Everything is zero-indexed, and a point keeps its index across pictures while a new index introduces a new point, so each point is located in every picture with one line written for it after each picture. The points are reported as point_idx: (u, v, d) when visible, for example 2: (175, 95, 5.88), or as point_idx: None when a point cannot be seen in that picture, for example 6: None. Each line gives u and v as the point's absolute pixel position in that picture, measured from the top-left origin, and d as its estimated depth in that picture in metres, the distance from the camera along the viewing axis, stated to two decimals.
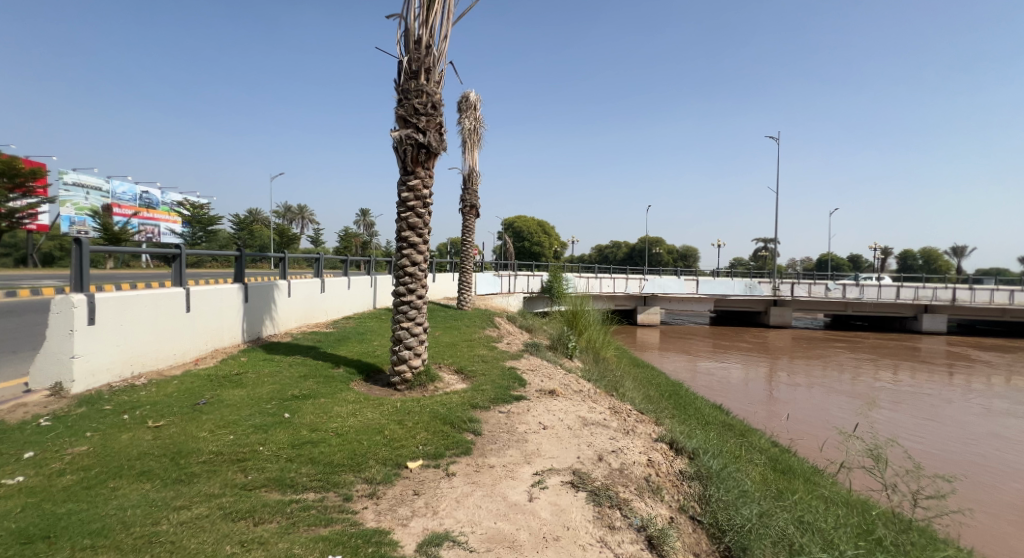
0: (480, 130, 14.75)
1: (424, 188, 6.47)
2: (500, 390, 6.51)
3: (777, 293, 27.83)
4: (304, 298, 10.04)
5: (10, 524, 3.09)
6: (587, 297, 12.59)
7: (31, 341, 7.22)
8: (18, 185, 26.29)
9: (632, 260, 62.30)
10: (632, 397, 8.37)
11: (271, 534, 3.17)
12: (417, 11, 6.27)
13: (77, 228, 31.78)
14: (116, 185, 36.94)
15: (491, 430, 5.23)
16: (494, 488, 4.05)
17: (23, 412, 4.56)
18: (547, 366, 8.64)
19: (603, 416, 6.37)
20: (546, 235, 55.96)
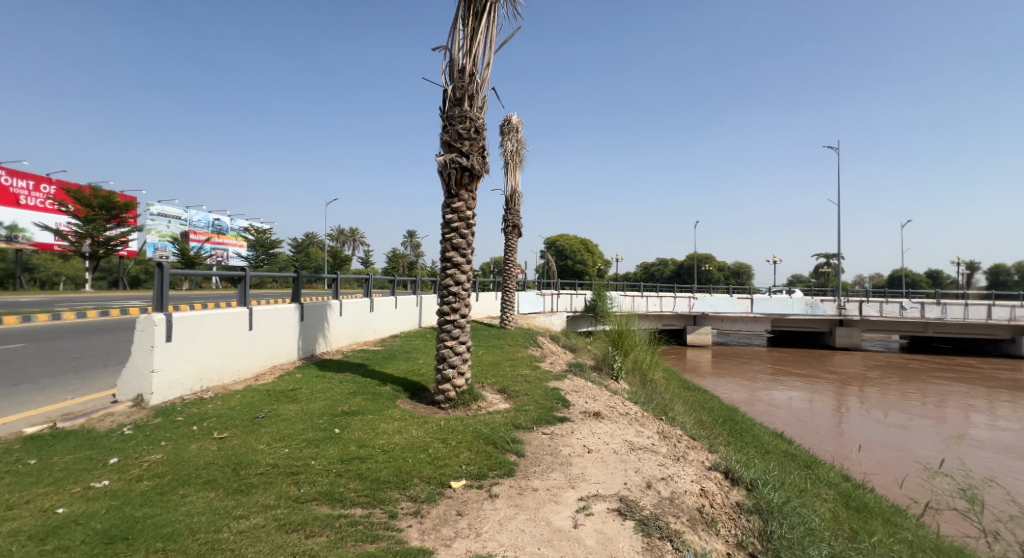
0: (523, 151, 15.05)
1: (467, 209, 6.73)
2: (543, 411, 6.58)
3: (843, 312, 26.46)
4: (355, 317, 10.47)
5: (95, 524, 3.41)
6: (633, 316, 12.54)
7: (114, 356, 7.87)
8: (114, 216, 28.70)
9: (680, 278, 61.22)
10: (682, 422, 8.24)
11: (321, 547, 3.37)
12: (462, 42, 6.62)
13: (158, 251, 34.35)
14: (194, 214, 39.10)
15: (534, 451, 5.31)
16: (538, 512, 4.12)
17: (110, 421, 4.99)
18: (592, 387, 8.61)
19: (652, 441, 6.33)
20: (591, 254, 55.77)
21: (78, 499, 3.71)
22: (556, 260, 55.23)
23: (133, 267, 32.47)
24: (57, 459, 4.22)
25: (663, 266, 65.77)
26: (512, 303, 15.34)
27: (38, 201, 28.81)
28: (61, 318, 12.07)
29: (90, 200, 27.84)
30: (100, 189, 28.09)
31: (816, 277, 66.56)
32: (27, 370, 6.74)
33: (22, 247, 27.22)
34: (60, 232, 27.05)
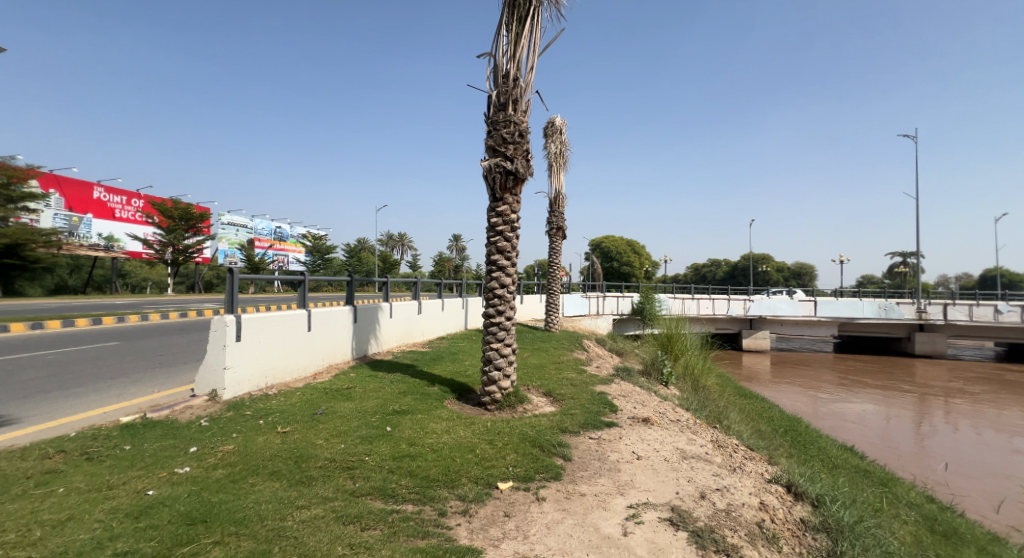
0: (566, 153, 15.13)
1: (512, 213, 6.91)
2: (590, 415, 6.66)
3: (925, 316, 25.05)
4: (404, 319, 10.85)
5: (178, 506, 3.77)
6: (683, 320, 12.39)
7: (191, 354, 8.52)
8: (191, 226, 30.53)
9: (734, 279, 59.44)
10: (739, 431, 8.11)
11: (376, 540, 3.57)
12: (506, 47, 6.82)
13: (228, 258, 36.47)
14: (259, 223, 41.06)
15: (581, 455, 5.42)
16: (586, 518, 4.21)
17: (189, 413, 5.45)
18: (640, 392, 8.61)
19: (705, 450, 6.29)
20: (637, 255, 54.98)
21: (164, 483, 4.10)
22: (601, 262, 54.86)
23: (207, 272, 34.71)
24: (147, 446, 4.67)
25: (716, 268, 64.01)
26: (557, 306, 15.41)
27: (131, 214, 31.62)
28: (144, 319, 13.10)
29: (171, 211, 29.67)
30: (179, 201, 30.03)
31: (888, 277, 62.78)
32: (114, 366, 7.38)
33: (116, 255, 29.26)
34: (146, 241, 29.10)
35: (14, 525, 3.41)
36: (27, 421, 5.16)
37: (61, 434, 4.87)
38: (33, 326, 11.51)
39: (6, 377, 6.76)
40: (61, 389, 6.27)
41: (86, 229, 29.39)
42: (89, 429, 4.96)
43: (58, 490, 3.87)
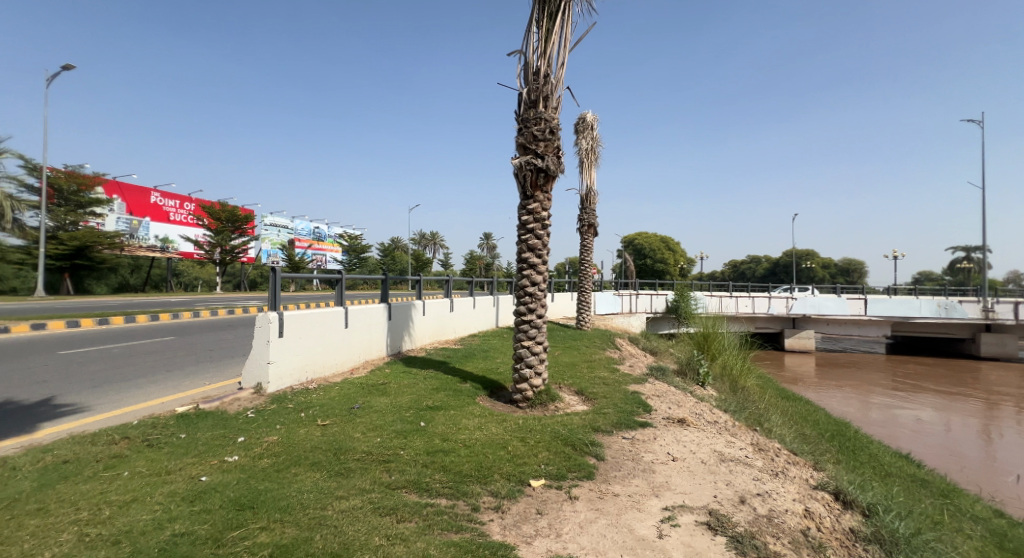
0: (598, 149, 15.10)
1: (543, 210, 6.98)
2: (623, 415, 6.68)
3: (991, 315, 23.92)
4: (436, 316, 11.05)
5: (229, 492, 4.00)
6: (721, 319, 12.12)
7: (238, 348, 8.94)
8: (237, 228, 31.78)
9: (776, 276, 57.84)
10: (780, 434, 7.83)
11: (411, 532, 3.70)
12: (536, 44, 6.91)
13: (271, 258, 37.72)
14: (299, 225, 42.31)
15: (613, 455, 5.46)
16: (620, 519, 4.23)
17: (237, 405, 5.76)
18: (676, 393, 8.49)
19: (744, 454, 6.17)
20: (671, 252, 54.21)
21: (216, 469, 4.36)
22: (634, 259, 54.33)
23: (251, 271, 36.07)
24: (200, 434, 4.97)
25: (755, 266, 62.38)
26: (589, 305, 15.41)
27: (184, 217, 32.36)
28: (195, 316, 13.80)
29: (219, 214, 30.94)
30: (226, 204, 31.27)
31: (950, 274, 59.78)
32: (171, 360, 7.89)
33: (171, 256, 30.74)
34: (197, 242, 30.50)
35: (86, 504, 3.71)
36: (95, 409, 5.63)
37: (126, 420, 5.28)
38: (99, 323, 12.41)
39: (76, 369, 7.34)
40: (124, 380, 6.77)
41: (145, 233, 30.10)
42: (150, 417, 5.35)
43: (124, 473, 4.17)
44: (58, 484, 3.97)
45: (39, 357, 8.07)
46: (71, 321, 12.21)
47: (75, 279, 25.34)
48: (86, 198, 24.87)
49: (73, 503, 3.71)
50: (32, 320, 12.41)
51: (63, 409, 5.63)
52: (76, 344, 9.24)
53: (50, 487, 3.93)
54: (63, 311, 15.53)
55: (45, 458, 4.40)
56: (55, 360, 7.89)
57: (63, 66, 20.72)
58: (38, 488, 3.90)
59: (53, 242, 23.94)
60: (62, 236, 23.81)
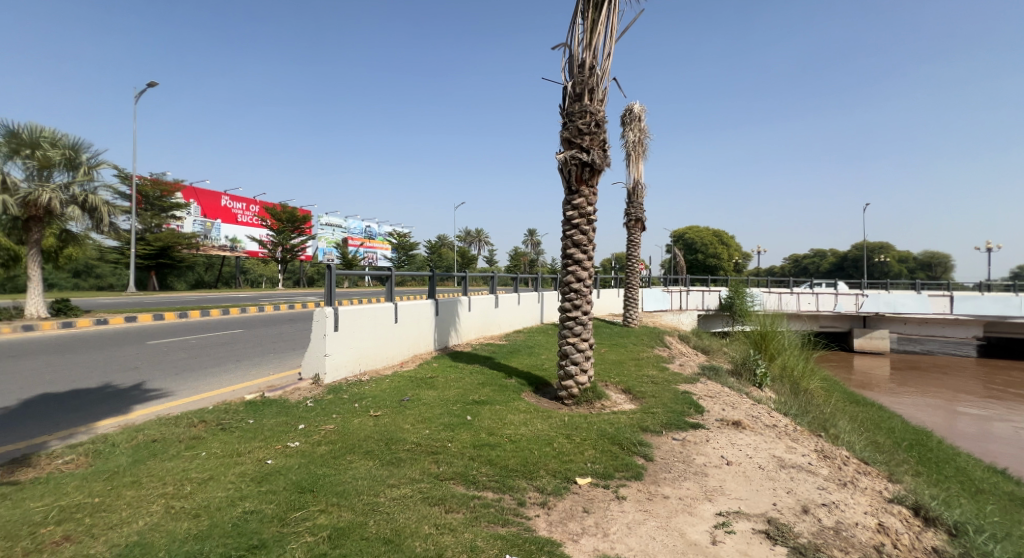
0: (645, 141, 14.86)
1: (588, 205, 7.00)
2: (673, 415, 6.62)
3: None
4: (481, 312, 11.26)
5: (291, 476, 4.28)
6: (780, 318, 11.60)
7: (299, 341, 9.45)
8: (297, 228, 33.22)
9: (844, 272, 54.91)
10: (850, 441, 6.90)
11: (459, 522, 3.85)
12: (581, 36, 6.92)
13: (327, 256, 39.10)
14: (352, 223, 44.05)
15: (662, 456, 5.44)
16: (670, 522, 4.24)
17: (298, 394, 6.12)
18: (729, 393, 8.12)
19: (808, 461, 5.65)
20: (725, 247, 52.55)
21: (281, 453, 4.66)
22: (685, 255, 53.13)
23: (309, 268, 37.64)
24: (266, 420, 5.33)
25: (818, 262, 59.01)
26: (636, 301, 15.25)
27: (251, 217, 34.25)
28: (261, 310, 14.67)
29: (280, 215, 32.46)
30: (287, 205, 32.72)
31: None
32: (240, 351, 8.45)
33: (238, 255, 32.59)
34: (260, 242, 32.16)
35: (171, 479, 4.09)
36: (176, 396, 6.16)
37: (202, 405, 5.75)
38: (180, 315, 13.43)
39: (160, 358, 8.05)
40: (201, 369, 7.36)
41: (216, 233, 31.63)
42: (222, 403, 5.78)
43: (202, 453, 4.56)
44: (148, 461, 4.39)
45: (130, 347, 8.90)
46: (156, 314, 13.31)
47: (159, 276, 27.53)
48: (168, 202, 27.12)
49: (161, 478, 4.11)
50: (124, 313, 13.62)
51: (150, 395, 6.18)
52: (160, 335, 10.09)
53: (142, 462, 4.36)
54: (148, 305, 16.91)
55: (137, 436, 4.87)
56: (142, 350, 8.67)
57: (147, 87, 22.26)
58: (131, 464, 4.33)
59: (141, 242, 26.00)
60: (149, 237, 25.88)
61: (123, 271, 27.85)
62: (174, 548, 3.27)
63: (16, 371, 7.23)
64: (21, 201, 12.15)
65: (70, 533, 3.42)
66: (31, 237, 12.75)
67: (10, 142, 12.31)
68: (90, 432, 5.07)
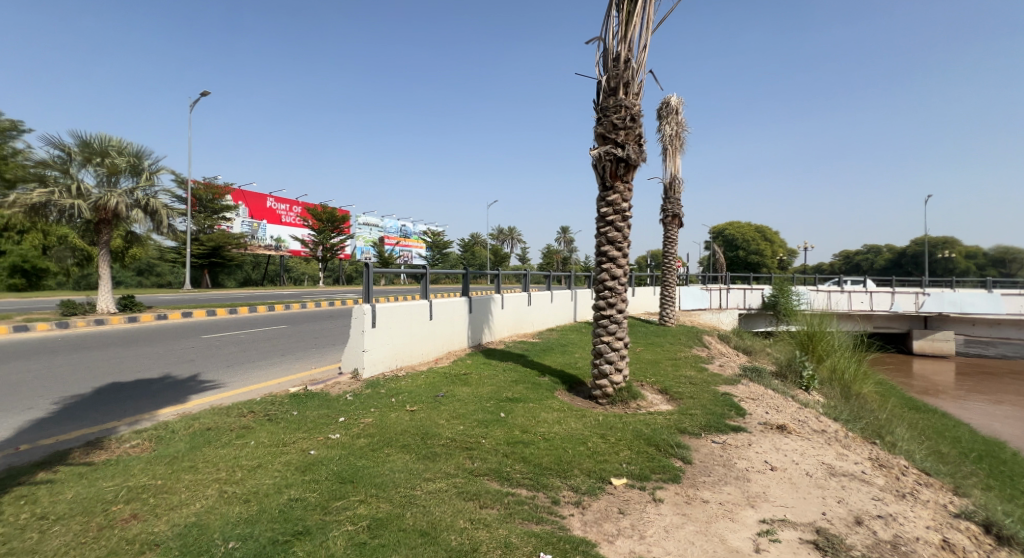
0: (682, 134, 14.50)
1: (623, 201, 6.85)
2: (712, 417, 6.41)
3: None
4: (514, 310, 11.22)
5: (332, 466, 4.32)
6: (830, 318, 11.13)
7: (339, 337, 9.61)
8: (336, 228, 33.89)
9: (901, 269, 52.28)
10: (908, 450, 6.55)
11: (493, 518, 3.80)
12: (616, 29, 6.77)
13: (365, 254, 39.79)
14: (388, 222, 44.55)
15: (702, 459, 5.27)
16: (710, 527, 4.09)
17: (338, 388, 6.21)
18: (772, 395, 7.83)
19: (861, 469, 5.38)
20: (768, 243, 50.88)
21: (322, 444, 4.73)
22: (725, 251, 51.81)
23: (348, 267, 38.47)
24: (308, 412, 5.42)
25: (872, 259, 56.39)
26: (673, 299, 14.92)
27: (294, 218, 35.17)
28: (303, 306, 15.06)
29: (320, 215, 33.18)
30: (327, 205, 33.40)
31: None
32: (285, 345, 8.66)
33: (282, 254, 33.57)
34: (302, 241, 33.02)
35: (224, 465, 4.20)
36: (228, 386, 6.35)
37: (251, 396, 5.90)
38: (230, 311, 13.92)
39: (214, 350, 8.34)
40: (250, 361, 7.58)
41: (262, 233, 32.70)
42: (269, 395, 5.91)
43: (251, 442, 4.66)
44: (203, 447, 4.52)
45: (186, 340, 9.27)
46: (208, 309, 13.86)
47: (212, 274, 28.75)
48: (221, 205, 28.01)
49: (215, 463, 4.22)
50: (181, 309, 14.22)
51: (204, 386, 6.39)
52: (214, 330, 10.46)
53: (198, 449, 4.49)
54: (202, 302, 17.58)
55: (193, 424, 5.04)
56: (197, 343, 9.01)
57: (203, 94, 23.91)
58: (189, 450, 4.46)
59: (195, 243, 27.17)
60: (202, 237, 27.06)
61: (179, 269, 29.17)
62: (227, 531, 3.36)
63: (84, 362, 7.62)
64: (93, 205, 12.81)
65: (136, 512, 3.56)
66: (101, 239, 13.44)
67: (83, 151, 12.98)
68: (153, 419, 5.29)
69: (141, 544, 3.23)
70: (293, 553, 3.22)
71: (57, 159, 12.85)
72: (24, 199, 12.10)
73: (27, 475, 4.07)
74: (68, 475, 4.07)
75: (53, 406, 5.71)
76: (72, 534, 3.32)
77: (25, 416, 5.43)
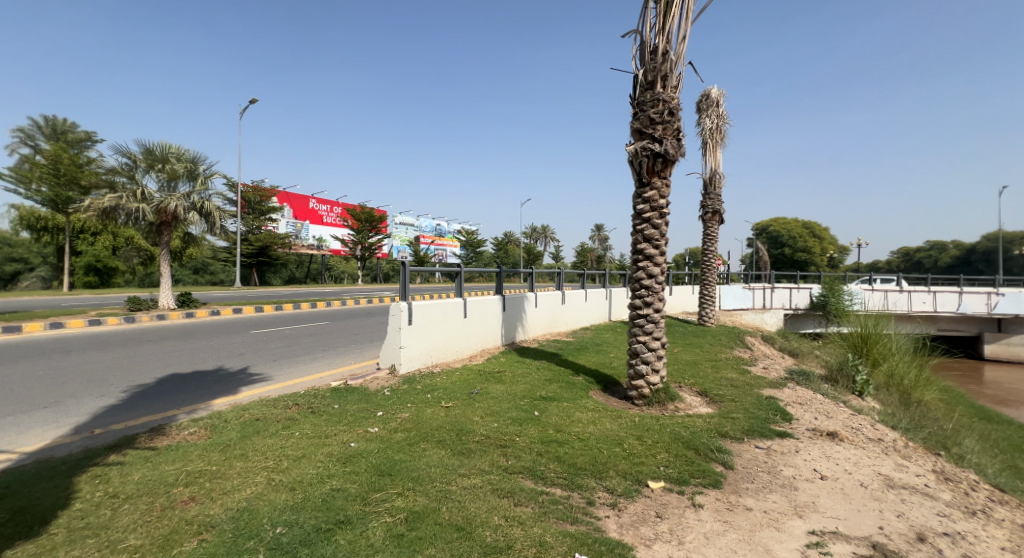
0: (724, 128, 14.05)
1: (660, 198, 6.65)
2: (756, 421, 6.15)
3: None
4: (548, 308, 11.11)
5: (371, 459, 4.31)
6: (886, 320, 10.55)
7: (377, 333, 9.71)
8: (374, 228, 34.48)
9: (968, 266, 49.28)
10: (978, 464, 6.12)
11: (528, 516, 3.70)
12: (654, 21, 6.56)
13: (401, 254, 40.33)
14: (423, 222, 44.98)
15: (745, 465, 5.05)
16: (754, 536, 3.89)
17: (376, 383, 6.25)
18: (822, 400, 7.47)
19: (923, 482, 5.05)
20: (816, 239, 48.97)
21: (362, 437, 4.74)
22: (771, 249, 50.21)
23: (385, 266, 39.09)
24: (348, 406, 5.46)
25: (936, 256, 54.06)
26: (714, 299, 14.49)
27: (334, 219, 35.94)
28: (343, 303, 15.33)
29: (359, 215, 33.77)
30: (365, 205, 33.99)
31: None
32: (327, 341, 8.80)
33: (323, 253, 34.39)
34: (342, 241, 33.73)
35: (272, 454, 4.25)
36: (275, 379, 6.47)
37: (296, 389, 5.98)
38: (275, 307, 14.32)
39: (262, 345, 8.55)
40: (295, 356, 7.72)
41: (306, 233, 33.71)
42: (312, 388, 5.99)
43: (295, 433, 4.71)
44: (253, 436, 4.59)
45: (235, 335, 9.53)
46: (255, 306, 14.28)
47: (259, 272, 29.75)
48: (268, 207, 28.86)
49: (264, 452, 4.28)
50: (233, 305, 14.73)
51: (253, 379, 6.53)
52: (262, 325, 10.76)
53: (248, 438, 4.56)
54: (249, 299, 18.14)
55: (244, 414, 5.14)
56: (246, 337, 9.26)
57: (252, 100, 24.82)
58: (240, 438, 4.54)
59: (244, 243, 28.15)
60: (250, 237, 27.99)
61: (230, 269, 30.22)
62: (274, 517, 3.39)
63: (144, 354, 7.92)
64: (155, 208, 13.38)
65: (194, 495, 3.63)
66: (162, 240, 14.03)
67: (148, 158, 13.51)
68: (208, 409, 5.43)
69: (198, 525, 3.29)
70: (335, 541, 3.21)
71: (124, 165, 13.42)
72: (97, 203, 12.76)
73: (100, 457, 4.23)
74: (136, 458, 4.20)
75: (122, 394, 5.97)
76: (138, 512, 3.43)
77: (96, 402, 5.68)
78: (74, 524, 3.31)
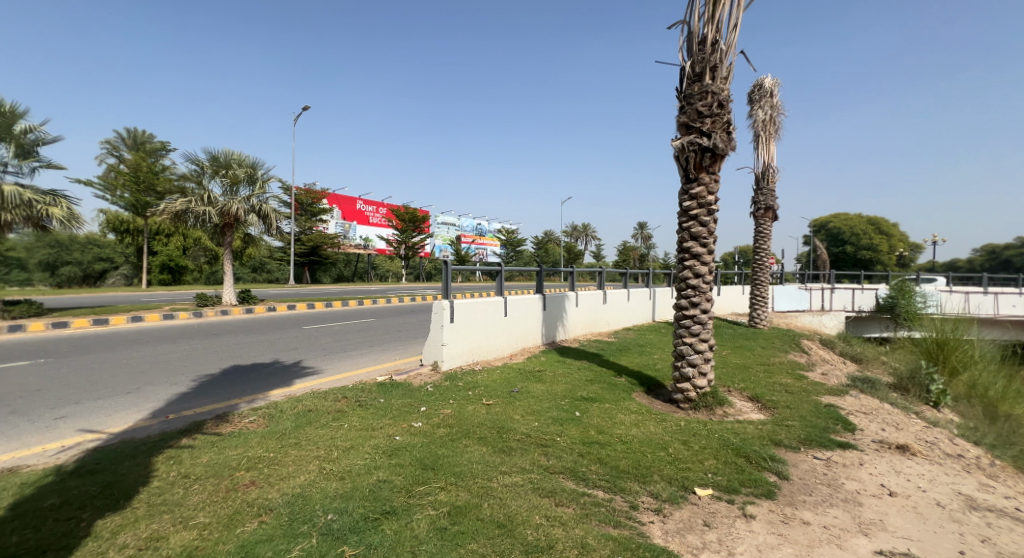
0: (777, 119, 13.43)
1: (708, 194, 6.35)
2: (813, 430, 5.78)
3: None
4: (589, 308, 10.89)
5: (414, 453, 4.26)
6: (963, 326, 9.75)
7: (419, 331, 9.75)
8: (418, 228, 34.84)
9: None
10: None
11: (569, 517, 3.55)
12: (702, 9, 6.26)
13: (443, 253, 40.67)
14: (465, 222, 45.16)
15: (802, 476, 4.73)
16: (813, 552, 3.62)
17: (419, 379, 6.23)
18: (888, 411, 6.97)
19: (1008, 504, 4.59)
20: (883, 237, 46.23)
21: (406, 431, 4.69)
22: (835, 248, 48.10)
23: (428, 265, 39.52)
24: (393, 401, 5.45)
25: None
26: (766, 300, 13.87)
27: (380, 219, 36.79)
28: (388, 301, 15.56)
29: (402, 215, 34.20)
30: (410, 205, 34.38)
31: None
32: (373, 337, 8.89)
33: (369, 253, 35.09)
34: (388, 241, 34.28)
35: (323, 444, 4.26)
36: (327, 373, 6.55)
37: (346, 383, 6.04)
38: (326, 304, 14.67)
39: (313, 339, 8.72)
40: (344, 351, 7.81)
41: (353, 234, 34.84)
42: (361, 382, 6.02)
43: (344, 425, 4.71)
44: (306, 427, 4.62)
45: (288, 330, 9.76)
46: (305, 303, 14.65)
47: (311, 271, 30.65)
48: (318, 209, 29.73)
49: (316, 442, 4.29)
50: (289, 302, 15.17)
51: (305, 372, 6.63)
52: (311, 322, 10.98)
53: (302, 428, 4.59)
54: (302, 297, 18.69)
55: (298, 405, 5.20)
56: (299, 332, 9.46)
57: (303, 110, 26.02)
58: (294, 428, 4.59)
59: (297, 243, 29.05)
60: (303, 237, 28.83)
61: (285, 266, 31.25)
62: (326, 504, 3.37)
63: (206, 346, 8.18)
64: (220, 212, 13.90)
65: (253, 479, 3.66)
66: (225, 241, 14.59)
67: (213, 164, 14.03)
68: (266, 399, 5.53)
69: (258, 507, 3.31)
70: (382, 531, 3.17)
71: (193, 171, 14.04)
72: (170, 207, 13.47)
73: (173, 440, 4.33)
74: (204, 442, 4.28)
75: (191, 383, 6.15)
76: (205, 492, 3.47)
77: (169, 390, 5.88)
78: (153, 499, 3.39)
